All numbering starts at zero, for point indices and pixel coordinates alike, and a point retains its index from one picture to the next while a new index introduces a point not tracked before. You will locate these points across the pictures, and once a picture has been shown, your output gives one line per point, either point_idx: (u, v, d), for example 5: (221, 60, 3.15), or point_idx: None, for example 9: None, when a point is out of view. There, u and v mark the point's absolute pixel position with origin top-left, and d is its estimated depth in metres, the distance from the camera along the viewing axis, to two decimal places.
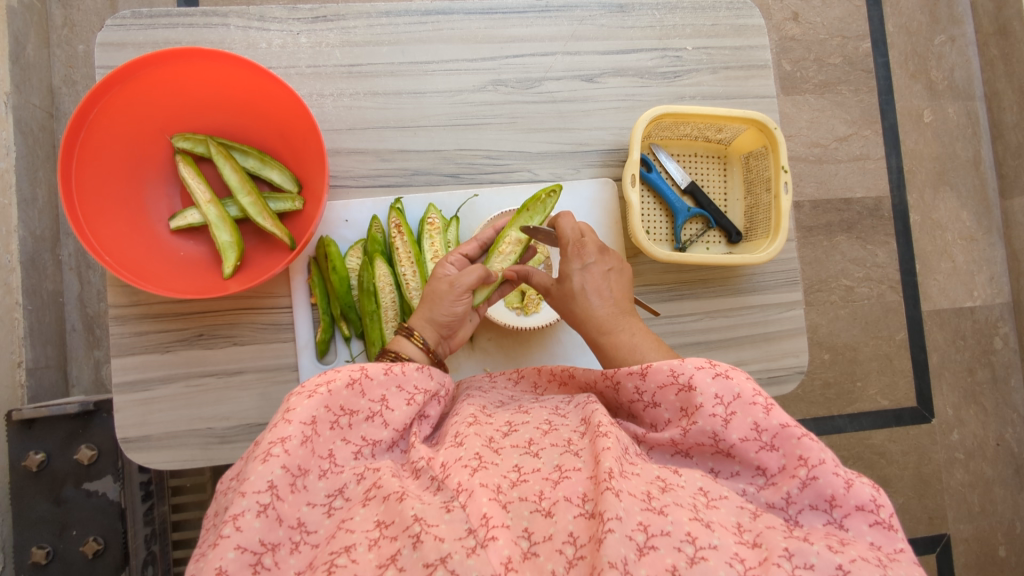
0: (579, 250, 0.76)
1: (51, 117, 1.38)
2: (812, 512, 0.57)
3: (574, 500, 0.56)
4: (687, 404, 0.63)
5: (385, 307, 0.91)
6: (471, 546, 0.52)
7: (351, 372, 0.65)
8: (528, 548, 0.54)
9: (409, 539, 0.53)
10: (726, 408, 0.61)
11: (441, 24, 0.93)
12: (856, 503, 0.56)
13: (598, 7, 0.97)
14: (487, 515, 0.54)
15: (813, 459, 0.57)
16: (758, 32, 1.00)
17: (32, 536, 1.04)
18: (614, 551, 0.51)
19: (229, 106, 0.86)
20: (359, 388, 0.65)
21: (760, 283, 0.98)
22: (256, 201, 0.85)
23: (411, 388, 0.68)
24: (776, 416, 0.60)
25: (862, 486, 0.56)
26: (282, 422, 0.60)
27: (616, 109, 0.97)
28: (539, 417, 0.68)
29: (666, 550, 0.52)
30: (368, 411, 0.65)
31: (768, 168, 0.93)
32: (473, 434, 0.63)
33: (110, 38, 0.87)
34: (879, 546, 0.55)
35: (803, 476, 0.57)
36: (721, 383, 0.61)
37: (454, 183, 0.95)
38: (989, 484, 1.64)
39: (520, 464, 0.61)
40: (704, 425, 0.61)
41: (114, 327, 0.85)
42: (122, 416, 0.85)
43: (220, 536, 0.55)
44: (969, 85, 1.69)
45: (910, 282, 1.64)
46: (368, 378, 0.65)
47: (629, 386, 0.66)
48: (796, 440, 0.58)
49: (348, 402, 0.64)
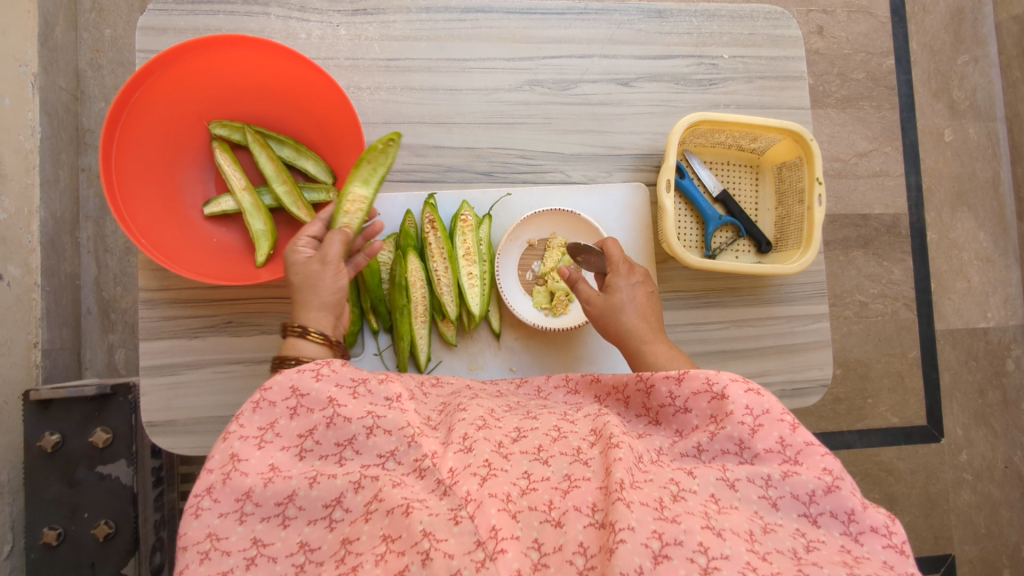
0: (627, 271, 0.85)
1: (75, 100, 1.38)
2: (831, 518, 0.57)
3: (583, 510, 0.56)
4: (719, 411, 0.63)
5: (416, 303, 0.90)
6: (479, 559, 0.52)
7: (286, 402, 0.63)
8: (537, 559, 0.54)
9: (418, 555, 0.53)
10: (755, 419, 0.61)
11: (479, 22, 0.93)
12: (870, 523, 0.56)
13: (635, 11, 0.97)
14: (496, 527, 0.54)
15: (837, 473, 0.58)
16: (795, 43, 1.00)
17: (43, 517, 1.04)
18: (626, 561, 0.50)
19: (269, 96, 0.86)
20: (302, 410, 0.63)
21: (787, 294, 0.97)
22: (290, 190, 0.87)
23: (348, 380, 0.65)
24: (802, 434, 0.61)
25: (876, 512, 0.57)
26: (238, 477, 0.60)
27: (651, 114, 0.97)
28: (547, 423, 0.68)
29: (679, 561, 0.51)
30: (324, 420, 0.63)
31: (802, 180, 0.94)
32: (482, 438, 0.63)
33: (151, 22, 0.87)
34: (892, 566, 0.54)
35: (830, 481, 0.57)
36: (752, 396, 0.63)
37: (487, 181, 0.95)
38: (996, 507, 1.63)
39: (530, 471, 0.61)
40: (732, 431, 0.61)
41: (143, 311, 0.85)
42: (148, 400, 0.84)
43: None
44: (990, 106, 1.69)
45: (926, 300, 1.63)
46: (303, 396, 0.63)
47: (663, 391, 0.68)
48: (820, 456, 0.59)
49: (303, 427, 0.63)
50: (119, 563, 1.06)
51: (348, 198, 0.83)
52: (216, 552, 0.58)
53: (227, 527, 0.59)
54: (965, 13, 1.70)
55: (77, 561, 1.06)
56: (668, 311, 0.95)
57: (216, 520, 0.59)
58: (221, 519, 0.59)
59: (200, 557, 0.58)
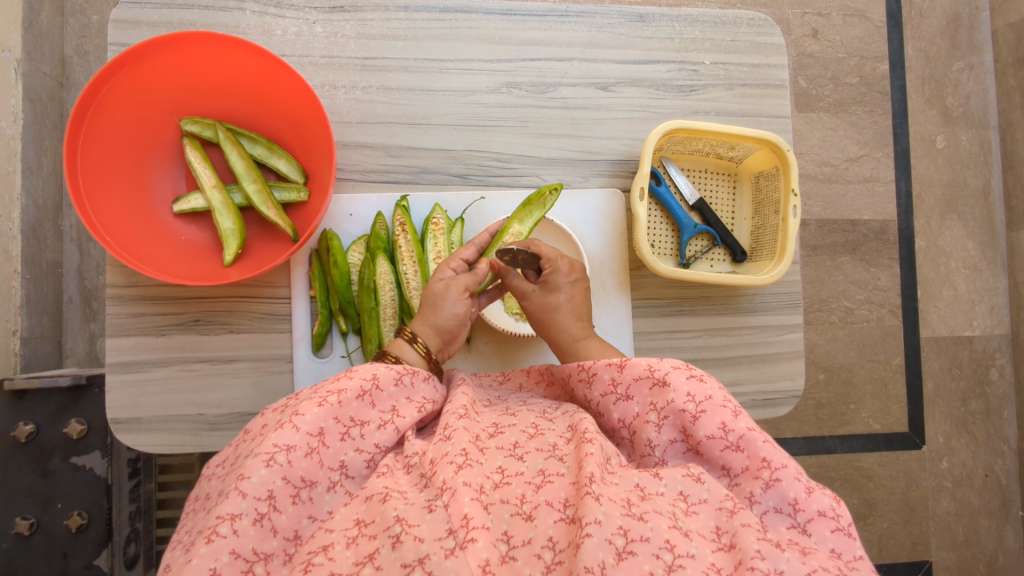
0: (567, 268, 0.85)
1: (61, 87, 1.37)
2: (777, 514, 0.57)
3: (555, 505, 0.56)
4: (658, 399, 0.65)
5: (384, 305, 0.89)
6: (449, 547, 0.52)
7: (362, 383, 0.65)
8: (506, 551, 0.53)
9: (389, 539, 0.53)
10: (697, 406, 0.63)
11: (459, 22, 0.92)
12: (818, 508, 0.57)
13: (618, 14, 0.96)
14: (467, 516, 0.53)
15: (776, 463, 0.59)
16: (778, 50, 0.99)
17: (16, 507, 1.04)
18: (592, 555, 0.50)
19: (240, 93, 0.85)
20: (370, 399, 0.65)
21: (762, 303, 0.97)
22: (260, 189, 0.84)
23: (419, 398, 0.69)
24: (743, 420, 0.62)
25: (822, 496, 0.57)
26: (289, 429, 0.60)
27: (630, 119, 0.96)
28: (525, 420, 0.70)
29: (644, 557, 0.52)
30: (379, 420, 0.65)
31: (779, 190, 0.93)
32: (461, 428, 0.63)
33: (124, 15, 0.86)
34: (840, 554, 0.55)
35: (767, 477, 0.58)
36: (694, 384, 0.65)
37: (462, 183, 0.94)
38: (975, 514, 1.64)
39: (504, 466, 0.61)
40: (675, 419, 0.64)
41: (111, 307, 0.85)
42: (113, 397, 0.84)
43: (215, 534, 0.54)
44: (984, 115, 1.68)
45: (911, 308, 1.62)
46: (379, 389, 0.66)
47: (606, 378, 0.69)
48: (760, 442, 0.60)
49: (359, 413, 0.64)
50: (92, 554, 1.06)
51: (505, 234, 0.89)
52: (236, 490, 0.56)
53: (255, 464, 0.58)
54: (961, 19, 1.69)
55: (49, 551, 1.05)
56: (641, 318, 0.95)
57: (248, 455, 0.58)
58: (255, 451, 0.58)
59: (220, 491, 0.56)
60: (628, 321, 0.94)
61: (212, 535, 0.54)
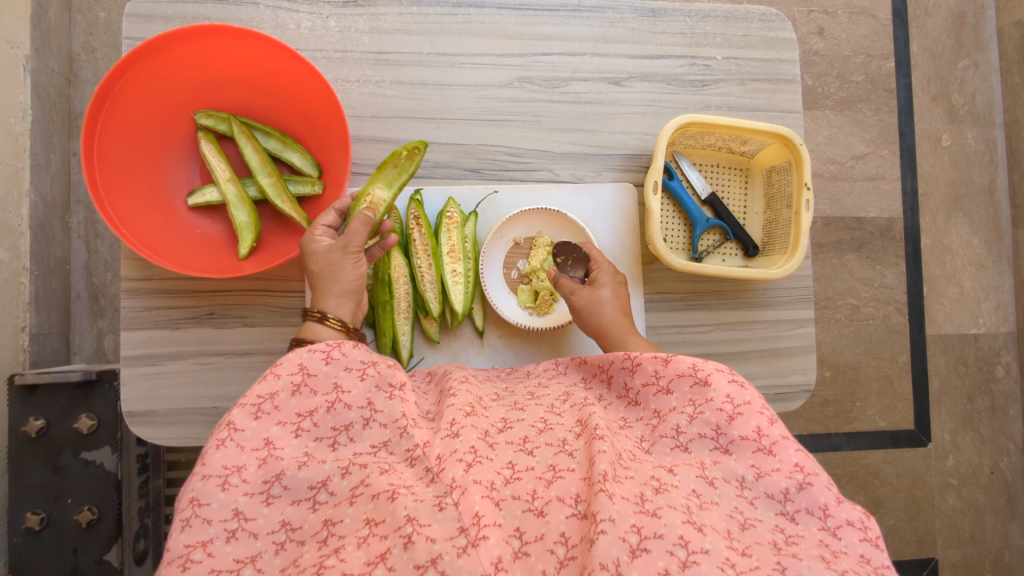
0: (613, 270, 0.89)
1: (68, 84, 1.37)
2: (807, 514, 0.58)
3: (566, 501, 0.56)
4: (698, 396, 0.65)
5: (398, 299, 0.90)
6: (461, 545, 0.52)
7: (291, 379, 0.66)
8: (519, 547, 0.54)
9: (401, 539, 0.53)
10: (734, 407, 0.64)
11: (471, 17, 0.93)
12: (847, 517, 0.57)
13: (630, 10, 0.96)
14: (479, 514, 0.54)
15: (809, 469, 0.60)
16: (789, 46, 0.99)
17: (26, 502, 1.04)
18: (606, 553, 0.50)
19: (256, 86, 0.85)
20: (306, 389, 0.66)
21: (773, 298, 0.97)
22: (275, 182, 0.85)
23: (357, 364, 0.67)
24: (778, 428, 0.62)
25: (851, 506, 0.58)
26: (232, 448, 0.61)
27: (642, 114, 0.97)
28: (534, 415, 0.69)
29: (658, 554, 0.52)
30: (325, 402, 0.65)
31: (791, 184, 0.93)
32: (469, 426, 0.64)
33: (138, 9, 0.86)
34: (868, 560, 0.55)
35: (800, 480, 0.59)
36: (735, 387, 0.65)
37: (475, 177, 0.94)
38: (980, 512, 1.64)
39: (515, 461, 0.61)
40: (710, 416, 0.64)
41: (125, 300, 0.85)
42: (128, 390, 0.84)
43: (190, 561, 0.56)
44: (989, 113, 1.68)
45: (917, 305, 1.62)
46: (311, 375, 0.66)
47: (649, 369, 0.70)
48: (792, 449, 0.61)
49: (301, 407, 0.65)
50: (103, 548, 1.06)
51: (368, 198, 0.85)
52: (197, 519, 0.58)
53: (209, 492, 0.59)
54: (966, 17, 1.69)
55: (60, 546, 1.05)
56: (654, 312, 0.95)
57: (199, 483, 0.59)
58: (203, 482, 0.59)
59: (180, 523, 0.58)
60: (641, 315, 0.94)
61: (186, 563, 0.56)
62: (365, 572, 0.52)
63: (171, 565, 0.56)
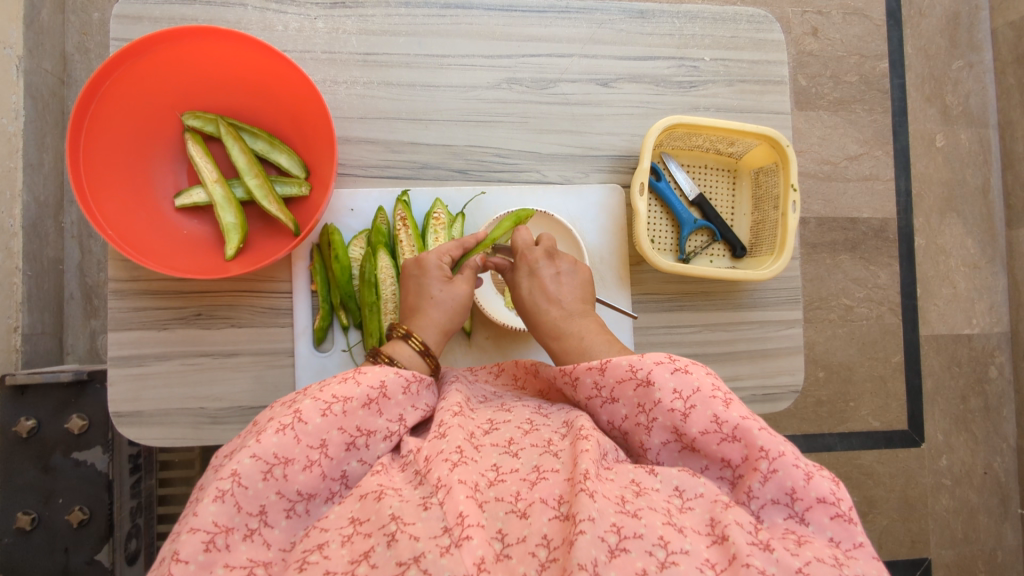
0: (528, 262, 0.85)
1: (62, 84, 1.37)
2: (774, 506, 0.58)
3: (549, 502, 0.56)
4: (646, 400, 0.65)
5: (385, 300, 0.89)
6: (444, 545, 0.52)
7: (369, 391, 0.65)
8: (500, 549, 0.54)
9: (384, 537, 0.53)
10: (686, 402, 0.63)
11: (459, 18, 0.93)
12: (817, 495, 0.57)
13: (618, 11, 0.96)
14: (463, 513, 0.54)
15: (773, 451, 0.58)
16: (777, 47, 1.00)
17: (17, 502, 1.04)
18: (585, 553, 0.51)
19: (241, 88, 0.85)
20: (376, 408, 0.65)
21: (761, 299, 0.98)
22: (262, 184, 0.85)
23: (423, 405, 0.70)
24: (734, 410, 0.62)
25: (821, 480, 0.57)
26: (290, 437, 0.60)
27: (630, 115, 0.97)
28: (520, 415, 0.70)
29: (637, 554, 0.52)
30: (385, 430, 0.65)
31: (778, 185, 0.94)
32: (456, 425, 0.64)
33: (126, 10, 0.86)
34: (838, 542, 0.56)
35: (765, 469, 0.58)
36: (679, 378, 0.64)
37: (462, 179, 0.95)
38: (974, 512, 1.65)
39: (499, 463, 0.61)
40: (664, 420, 0.64)
41: (113, 301, 0.85)
42: (115, 390, 0.84)
43: (212, 545, 0.55)
44: (983, 113, 1.68)
45: (910, 305, 1.63)
46: (386, 398, 0.66)
47: (588, 382, 0.69)
48: (755, 431, 0.59)
49: (364, 422, 0.64)
50: (94, 549, 1.06)
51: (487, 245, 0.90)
52: (232, 499, 0.57)
53: (252, 476, 0.58)
54: (961, 18, 1.69)
55: (51, 546, 1.06)
56: (641, 313, 0.95)
57: (247, 461, 0.58)
58: (253, 462, 0.58)
59: (215, 495, 0.56)
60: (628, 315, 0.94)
61: (209, 545, 0.55)
62: (349, 571, 0.52)
63: (193, 538, 0.54)
